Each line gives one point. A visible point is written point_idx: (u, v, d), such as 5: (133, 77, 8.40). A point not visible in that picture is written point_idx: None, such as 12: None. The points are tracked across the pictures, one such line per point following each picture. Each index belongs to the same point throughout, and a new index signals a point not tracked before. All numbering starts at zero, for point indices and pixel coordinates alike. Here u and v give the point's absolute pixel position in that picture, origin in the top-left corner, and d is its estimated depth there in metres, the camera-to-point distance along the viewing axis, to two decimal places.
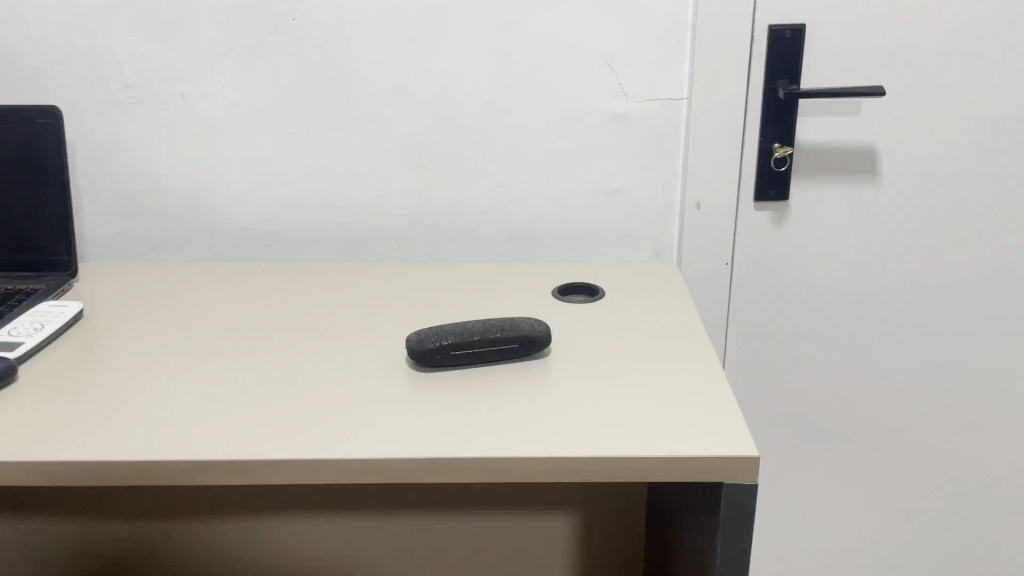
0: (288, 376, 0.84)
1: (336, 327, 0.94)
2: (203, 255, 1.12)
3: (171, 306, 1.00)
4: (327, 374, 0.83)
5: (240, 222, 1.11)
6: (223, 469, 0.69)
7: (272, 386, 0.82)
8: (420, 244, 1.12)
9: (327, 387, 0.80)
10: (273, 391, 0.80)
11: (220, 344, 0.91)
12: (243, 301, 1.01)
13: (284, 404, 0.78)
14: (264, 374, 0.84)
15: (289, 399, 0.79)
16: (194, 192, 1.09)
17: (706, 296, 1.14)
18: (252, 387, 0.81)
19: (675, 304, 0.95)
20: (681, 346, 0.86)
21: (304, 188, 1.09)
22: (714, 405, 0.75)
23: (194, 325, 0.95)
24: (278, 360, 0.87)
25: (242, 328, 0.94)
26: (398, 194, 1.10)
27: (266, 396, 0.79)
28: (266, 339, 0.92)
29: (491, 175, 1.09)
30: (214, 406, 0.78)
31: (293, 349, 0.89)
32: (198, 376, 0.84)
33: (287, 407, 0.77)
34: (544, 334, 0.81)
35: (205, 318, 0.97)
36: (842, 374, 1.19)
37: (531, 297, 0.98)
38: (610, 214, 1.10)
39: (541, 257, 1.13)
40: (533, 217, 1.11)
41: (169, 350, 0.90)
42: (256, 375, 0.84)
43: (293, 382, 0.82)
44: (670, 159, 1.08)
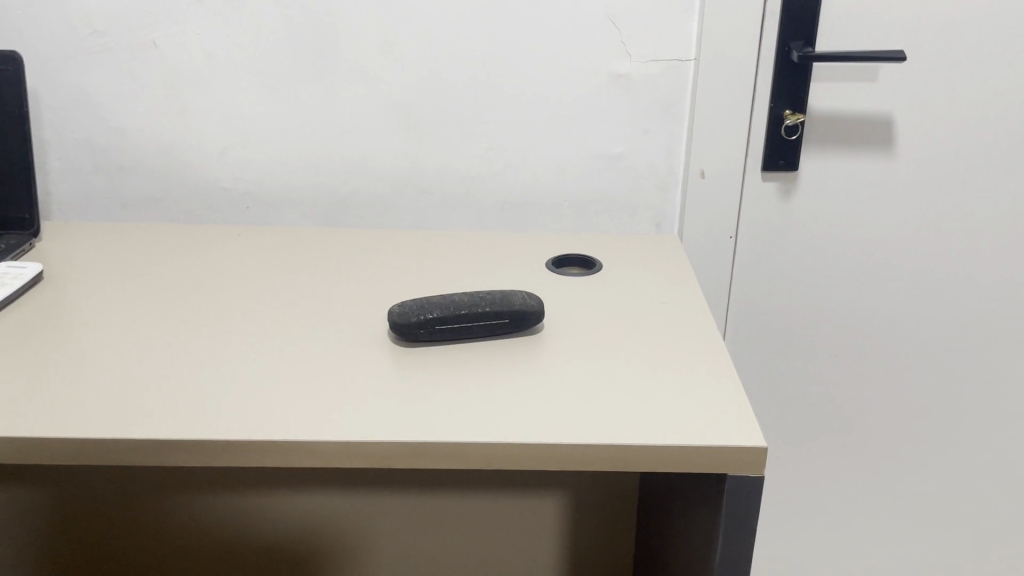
0: (260, 346, 0.78)
1: (315, 295, 0.88)
2: (178, 217, 1.06)
3: (140, 269, 0.94)
4: (303, 346, 0.78)
5: (217, 182, 1.05)
6: (184, 450, 0.64)
7: (241, 356, 0.76)
8: (407, 210, 1.06)
9: (302, 361, 0.75)
10: (244, 362, 0.75)
11: (190, 310, 0.85)
12: (217, 265, 0.95)
13: (254, 377, 0.72)
14: (234, 343, 0.79)
15: (260, 371, 0.73)
16: (167, 149, 1.03)
17: (708, 271, 1.08)
18: (221, 357, 0.76)
19: (676, 279, 0.89)
20: (684, 323, 0.80)
21: (285, 148, 1.03)
22: (719, 387, 0.69)
23: (163, 290, 0.89)
24: (250, 329, 0.81)
25: (215, 294, 0.89)
26: (385, 156, 1.03)
27: (235, 368, 0.74)
28: (240, 306, 0.86)
29: (484, 137, 1.02)
30: (179, 377, 0.72)
31: (268, 318, 0.84)
32: (162, 344, 0.78)
33: (257, 381, 0.71)
34: (537, 311, 0.75)
35: (176, 283, 0.91)
36: (847, 355, 1.14)
37: (522, 269, 0.92)
38: (609, 182, 1.05)
39: (535, 226, 1.07)
40: (528, 184, 1.05)
41: (134, 317, 0.84)
42: (225, 345, 0.78)
43: (266, 353, 0.76)
44: (675, 124, 1.02)
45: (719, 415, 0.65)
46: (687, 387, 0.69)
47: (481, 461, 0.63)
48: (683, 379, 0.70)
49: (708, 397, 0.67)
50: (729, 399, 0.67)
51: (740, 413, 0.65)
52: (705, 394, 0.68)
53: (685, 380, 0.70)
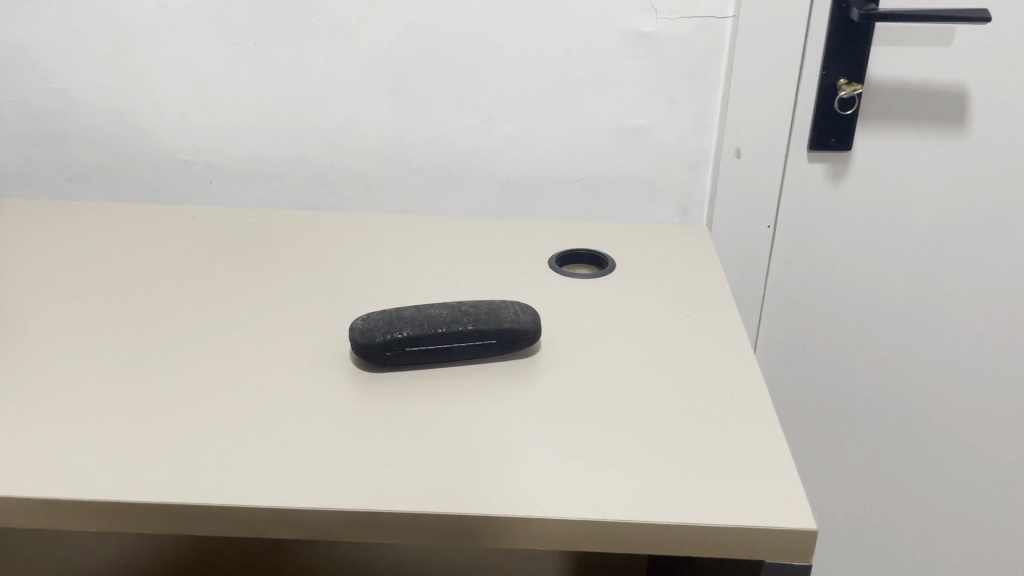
0: (198, 351, 0.65)
1: (274, 286, 0.75)
2: (133, 191, 0.93)
3: (77, 252, 0.81)
4: (250, 354, 0.64)
5: (175, 152, 0.91)
6: (73, 508, 0.51)
7: (174, 366, 0.63)
8: (393, 187, 0.92)
9: (244, 376, 0.61)
10: (176, 374, 0.62)
11: (126, 305, 0.72)
12: (167, 249, 0.82)
13: (183, 399, 0.59)
14: (169, 347, 0.65)
15: (192, 389, 0.60)
16: (115, 113, 0.89)
17: (741, 262, 0.94)
18: (148, 367, 0.63)
19: (704, 282, 0.75)
20: (711, 341, 0.66)
21: (253, 114, 0.89)
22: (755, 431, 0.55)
23: (97, 280, 0.76)
24: (192, 329, 0.68)
25: (159, 284, 0.75)
26: (367, 125, 0.89)
27: (164, 383, 0.61)
28: (184, 299, 0.73)
29: (482, 105, 0.87)
30: (92, 395, 0.59)
31: (213, 314, 0.70)
32: (83, 347, 0.65)
33: (186, 403, 0.58)
34: (531, 331, 0.61)
35: (117, 270, 0.78)
36: (896, 359, 1.00)
37: (520, 265, 0.78)
38: (628, 159, 0.90)
39: (541, 208, 0.93)
40: (532, 160, 0.90)
41: (55, 311, 0.71)
42: (157, 350, 0.65)
43: (204, 363, 0.63)
44: (707, 93, 0.86)
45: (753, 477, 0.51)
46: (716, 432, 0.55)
47: (449, 533, 0.49)
48: (711, 419, 0.56)
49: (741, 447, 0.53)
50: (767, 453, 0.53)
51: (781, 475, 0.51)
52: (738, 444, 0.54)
53: (712, 421, 0.56)
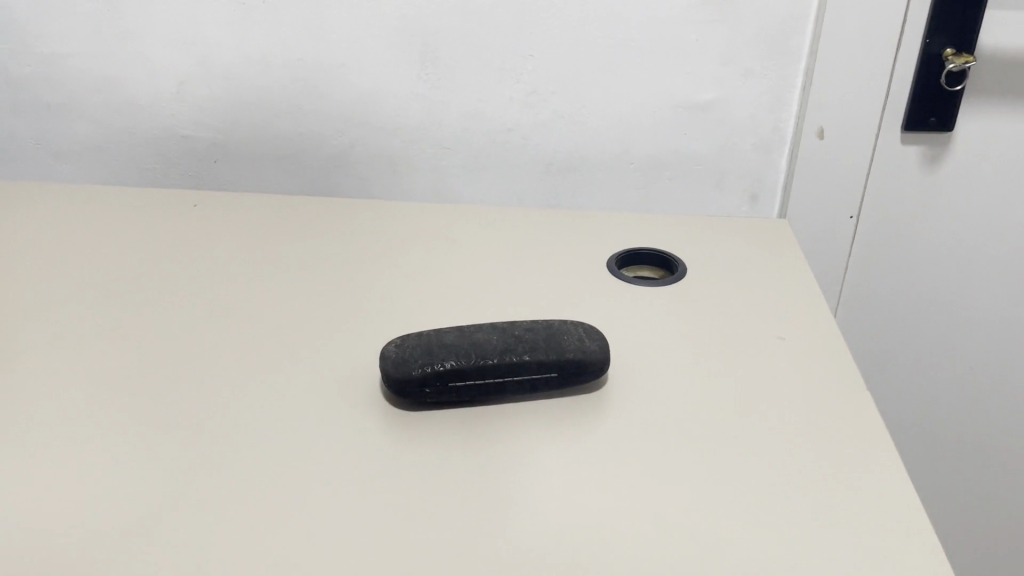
0: (198, 371, 0.54)
1: (288, 287, 0.64)
2: (127, 169, 0.82)
3: (61, 240, 0.70)
4: (260, 377, 0.54)
5: (173, 127, 0.80)
6: None
7: (169, 390, 0.52)
8: (421, 169, 0.81)
9: (253, 407, 0.51)
10: (172, 402, 0.51)
11: (115, 308, 0.62)
12: (166, 237, 0.71)
13: (177, 438, 0.48)
14: (164, 365, 0.55)
15: (191, 424, 0.49)
16: (103, 81, 0.78)
17: (815, 257, 0.83)
18: (138, 391, 0.52)
19: (789, 293, 0.64)
20: (811, 373, 0.55)
21: (261, 86, 0.77)
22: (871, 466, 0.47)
23: (81, 276, 0.66)
24: (192, 340, 0.57)
25: (155, 281, 0.65)
26: (392, 99, 0.77)
27: (156, 414, 0.50)
28: (184, 301, 0.62)
29: (526, 77, 0.76)
30: (70, 428, 0.49)
31: (217, 323, 0.60)
32: (63, 363, 0.55)
33: (182, 444, 0.48)
34: (600, 362, 0.50)
35: (105, 264, 0.67)
36: (982, 367, 0.89)
37: (573, 266, 0.67)
38: (692, 139, 0.78)
39: (590, 193, 0.82)
40: (581, 139, 0.79)
41: (31, 316, 0.60)
42: (149, 368, 0.55)
43: (205, 386, 0.53)
44: (788, 63, 0.74)
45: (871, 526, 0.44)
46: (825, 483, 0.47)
47: None
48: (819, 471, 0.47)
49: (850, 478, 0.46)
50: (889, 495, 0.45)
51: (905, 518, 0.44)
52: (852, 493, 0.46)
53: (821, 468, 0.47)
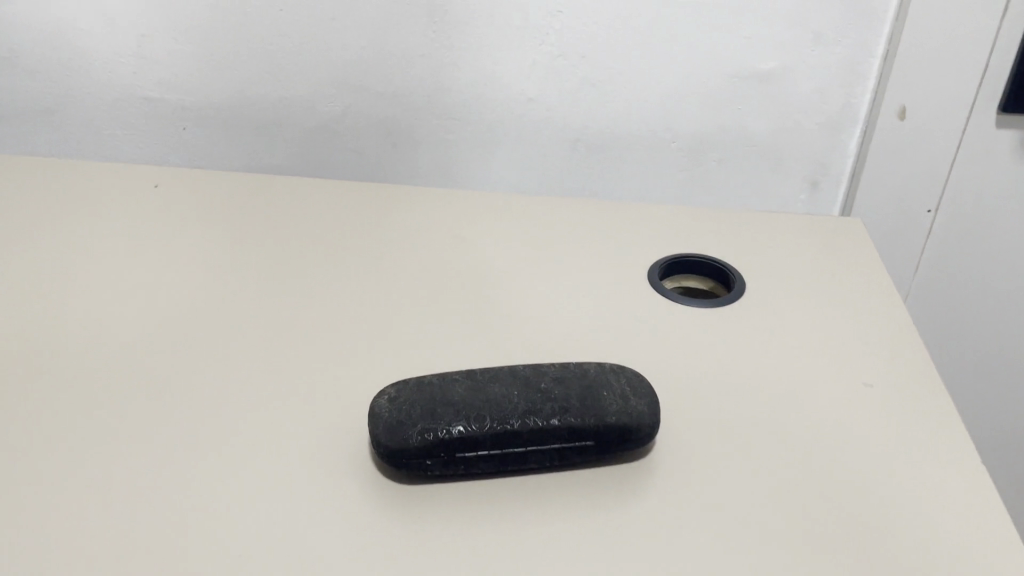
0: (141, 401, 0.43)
1: (263, 285, 0.53)
2: (84, 136, 0.71)
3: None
4: (218, 412, 0.43)
5: (134, 86, 0.68)
6: None
7: (103, 429, 0.41)
8: (427, 143, 0.69)
9: (209, 458, 0.40)
10: (104, 447, 0.40)
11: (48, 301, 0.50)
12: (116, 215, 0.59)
13: (109, 503, 0.38)
14: (98, 391, 0.44)
15: (128, 481, 0.39)
16: (49, 30, 0.65)
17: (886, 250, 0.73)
18: (63, 430, 0.41)
19: (873, 313, 0.53)
20: (914, 421, 0.44)
21: (236, 41, 0.65)
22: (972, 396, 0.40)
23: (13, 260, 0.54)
24: (135, 357, 0.46)
25: (99, 274, 0.53)
26: (392, 61, 0.65)
27: (82, 467, 0.39)
28: (131, 303, 0.51)
29: (552, 37, 0.63)
30: None
31: (172, 329, 0.48)
32: None
33: (113, 514, 0.37)
34: (648, 427, 0.39)
35: (42, 245, 0.56)
36: None
37: (610, 272, 0.56)
38: (747, 115, 0.67)
39: (626, 173, 0.70)
40: (616, 112, 0.67)
41: None
42: (78, 395, 0.43)
43: (148, 423, 0.42)
44: (869, 28, 0.62)
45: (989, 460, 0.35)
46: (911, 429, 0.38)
47: None
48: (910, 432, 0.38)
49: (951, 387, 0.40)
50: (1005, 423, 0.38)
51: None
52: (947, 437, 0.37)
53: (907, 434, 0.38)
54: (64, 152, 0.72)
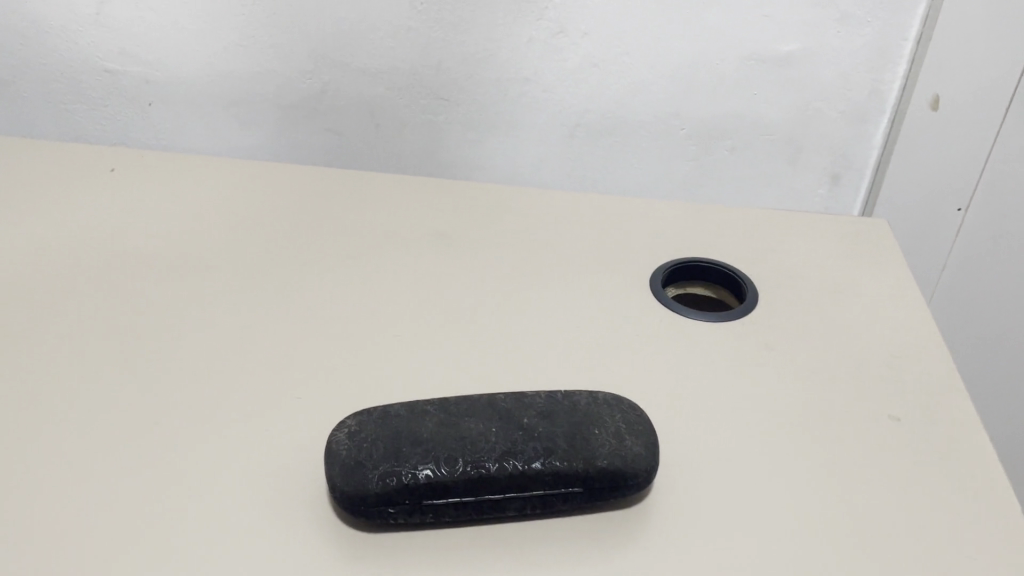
0: (71, 434, 0.38)
1: (228, 287, 0.48)
2: (33, 109, 0.63)
3: None
4: (161, 442, 0.38)
5: (92, 56, 0.60)
6: None
7: (24, 470, 0.36)
8: (413, 126, 0.63)
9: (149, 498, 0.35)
10: (26, 491, 0.35)
11: None
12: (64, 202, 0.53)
13: (22, 564, 0.33)
14: (24, 421, 0.38)
15: (47, 536, 0.34)
16: None
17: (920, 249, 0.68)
18: None
19: (897, 328, 0.48)
20: (945, 462, 0.39)
21: (203, 10, 0.58)
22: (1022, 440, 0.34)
23: None
24: (75, 373, 0.41)
25: (45, 271, 0.48)
26: (375, 35, 0.59)
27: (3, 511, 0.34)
28: (76, 307, 0.45)
29: (552, 12, 0.57)
30: None
31: (120, 343, 0.43)
32: None
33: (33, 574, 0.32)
34: (645, 471, 0.34)
35: None
36: None
37: (609, 277, 0.51)
38: (764, 101, 0.61)
39: (631, 162, 0.64)
40: (621, 94, 0.61)
41: None
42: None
43: (79, 460, 0.37)
44: (904, 7, 0.56)
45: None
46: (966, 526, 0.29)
47: None
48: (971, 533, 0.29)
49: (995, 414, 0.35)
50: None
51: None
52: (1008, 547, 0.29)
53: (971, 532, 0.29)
54: (7, 125, 0.64)
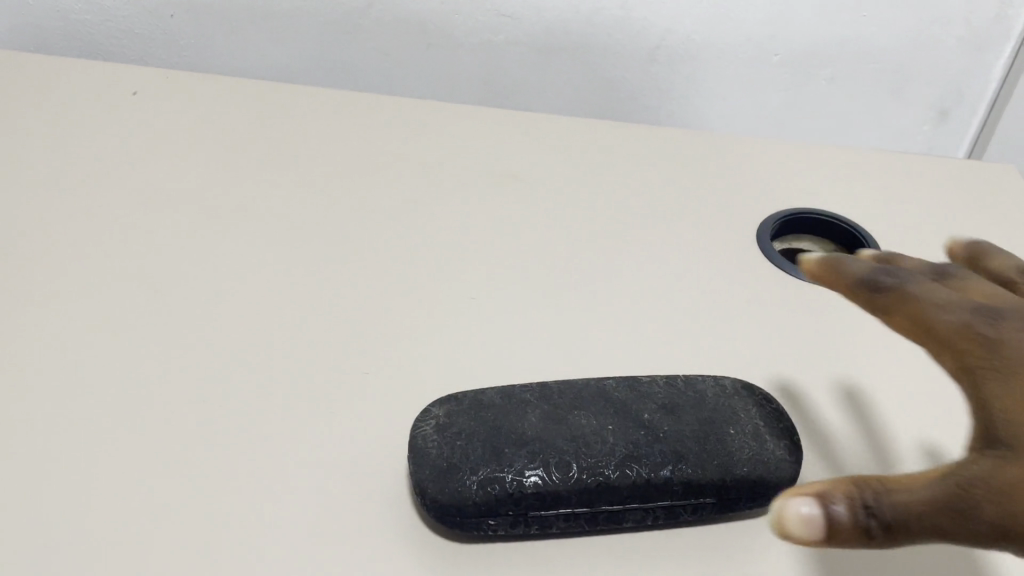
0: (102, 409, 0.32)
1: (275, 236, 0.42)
2: (36, 21, 0.55)
3: None
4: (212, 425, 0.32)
5: None
6: None
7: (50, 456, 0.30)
8: (469, 48, 0.56)
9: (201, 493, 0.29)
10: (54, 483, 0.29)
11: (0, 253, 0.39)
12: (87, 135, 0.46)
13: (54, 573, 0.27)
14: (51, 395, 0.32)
15: (78, 539, 0.28)
16: None
17: None
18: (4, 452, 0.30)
19: None
20: None
21: None
22: (952, 278, 0.26)
23: None
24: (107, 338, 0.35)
25: (66, 213, 0.41)
26: None
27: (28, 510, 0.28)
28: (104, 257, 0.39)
29: None
30: None
31: (157, 301, 0.37)
32: None
33: None
34: (789, 480, 0.29)
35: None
36: None
37: (706, 235, 0.44)
38: (874, 28, 0.54)
39: (716, 94, 0.58)
40: (710, 15, 0.53)
41: None
42: (9, 402, 0.32)
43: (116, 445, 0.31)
44: None
45: (974, 474, 0.21)
46: (803, 495, 0.22)
47: None
48: (807, 504, 0.21)
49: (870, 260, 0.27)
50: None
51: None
52: (862, 499, 0.21)
53: (806, 500, 0.21)
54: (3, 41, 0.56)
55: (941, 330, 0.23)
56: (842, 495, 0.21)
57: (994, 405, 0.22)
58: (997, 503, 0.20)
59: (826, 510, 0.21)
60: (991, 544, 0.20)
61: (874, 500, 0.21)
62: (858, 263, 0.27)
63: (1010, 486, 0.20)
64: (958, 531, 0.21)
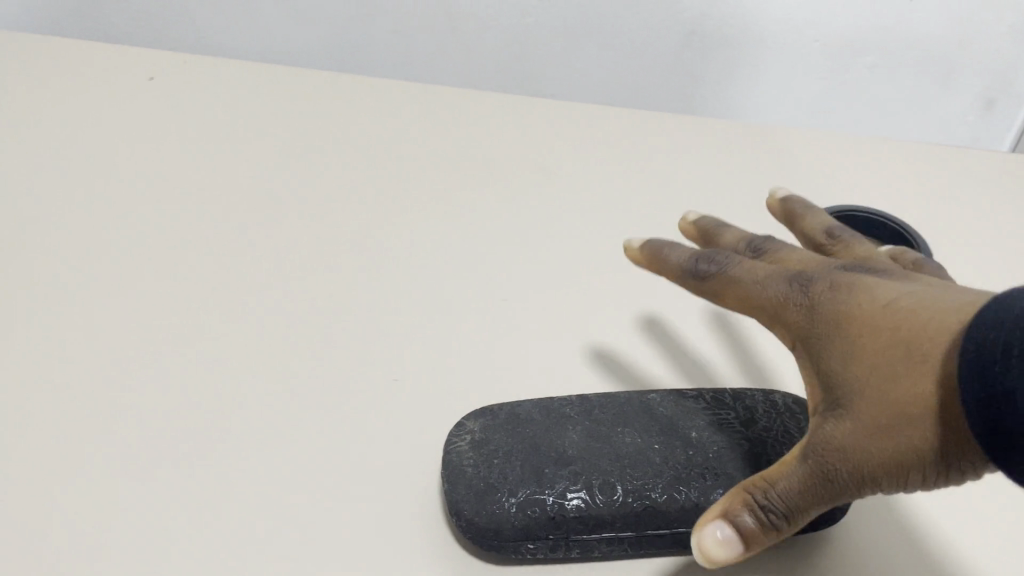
0: (118, 411, 0.30)
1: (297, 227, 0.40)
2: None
3: None
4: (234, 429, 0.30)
5: None
6: None
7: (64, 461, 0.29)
8: (496, 31, 0.54)
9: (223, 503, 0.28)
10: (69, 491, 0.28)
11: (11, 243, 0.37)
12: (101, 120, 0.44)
13: None
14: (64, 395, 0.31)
15: (90, 554, 0.26)
16: None
17: None
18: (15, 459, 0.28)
19: None
20: None
21: None
22: (766, 253, 0.27)
23: None
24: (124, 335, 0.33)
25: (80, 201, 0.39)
26: None
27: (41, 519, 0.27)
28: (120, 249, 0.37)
29: None
30: None
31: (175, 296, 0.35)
32: None
33: None
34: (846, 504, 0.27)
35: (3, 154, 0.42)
36: None
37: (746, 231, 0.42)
38: (923, 11, 0.52)
39: (752, 80, 0.56)
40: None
41: None
42: (19, 405, 0.30)
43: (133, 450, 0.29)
44: None
45: (823, 440, 0.22)
46: (710, 521, 0.22)
47: None
48: (718, 528, 0.22)
49: (688, 244, 0.28)
50: (859, 268, 0.25)
51: (879, 365, 0.22)
52: (756, 501, 0.22)
53: (715, 524, 0.22)
54: (14, 21, 0.54)
55: (768, 307, 0.25)
56: (740, 505, 0.22)
57: (832, 368, 0.23)
58: (851, 459, 0.22)
59: (734, 524, 0.22)
60: (859, 492, 0.22)
61: (765, 498, 0.22)
62: (675, 248, 0.28)
63: (859, 443, 0.22)
64: (835, 494, 0.22)
